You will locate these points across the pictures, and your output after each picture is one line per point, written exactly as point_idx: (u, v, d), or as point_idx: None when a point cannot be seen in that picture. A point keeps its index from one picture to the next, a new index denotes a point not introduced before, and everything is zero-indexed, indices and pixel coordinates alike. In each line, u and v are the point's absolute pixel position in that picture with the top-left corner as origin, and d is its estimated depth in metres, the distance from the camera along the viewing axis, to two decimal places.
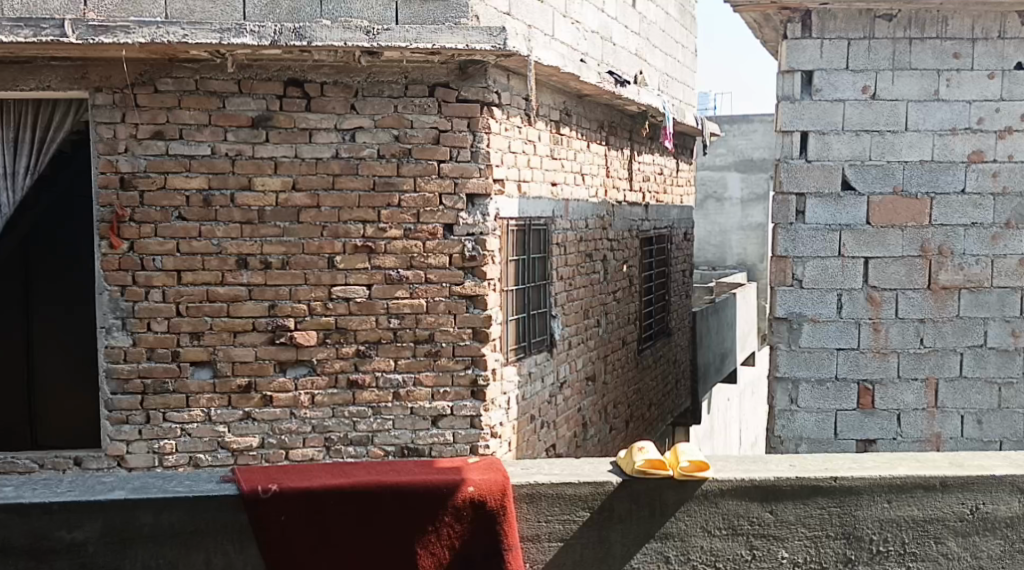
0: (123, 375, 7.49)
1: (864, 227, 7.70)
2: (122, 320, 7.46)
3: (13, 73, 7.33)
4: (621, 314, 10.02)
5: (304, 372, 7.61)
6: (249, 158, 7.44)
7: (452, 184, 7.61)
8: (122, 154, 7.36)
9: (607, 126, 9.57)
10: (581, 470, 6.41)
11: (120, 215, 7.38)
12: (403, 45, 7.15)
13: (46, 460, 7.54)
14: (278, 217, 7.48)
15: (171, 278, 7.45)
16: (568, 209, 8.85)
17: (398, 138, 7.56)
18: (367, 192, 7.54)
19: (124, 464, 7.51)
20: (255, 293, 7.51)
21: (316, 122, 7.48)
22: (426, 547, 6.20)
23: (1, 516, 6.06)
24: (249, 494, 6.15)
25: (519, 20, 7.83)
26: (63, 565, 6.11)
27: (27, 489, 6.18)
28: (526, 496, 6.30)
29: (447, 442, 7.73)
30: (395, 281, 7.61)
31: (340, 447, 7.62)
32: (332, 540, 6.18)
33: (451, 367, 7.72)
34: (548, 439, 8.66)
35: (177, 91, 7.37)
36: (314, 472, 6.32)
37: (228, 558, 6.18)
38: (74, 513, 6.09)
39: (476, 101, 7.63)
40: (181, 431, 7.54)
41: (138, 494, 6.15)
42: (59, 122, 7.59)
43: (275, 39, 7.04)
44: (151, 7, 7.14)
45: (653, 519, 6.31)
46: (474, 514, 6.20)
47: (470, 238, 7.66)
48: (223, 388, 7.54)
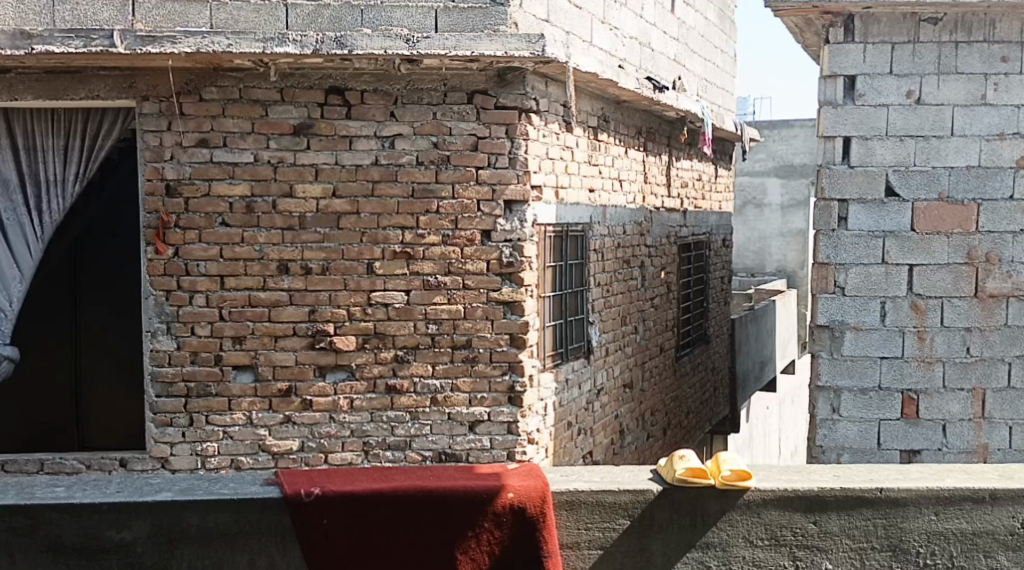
0: (168, 378, 7.71)
1: (909, 234, 7.88)
2: (167, 324, 7.69)
3: (64, 82, 7.59)
4: (659, 321, 10.12)
5: (343, 376, 7.80)
6: (291, 165, 7.65)
7: (490, 191, 7.78)
8: (168, 161, 7.59)
9: (646, 132, 9.65)
10: (621, 478, 6.53)
11: (165, 221, 7.62)
12: (443, 53, 7.25)
13: (93, 461, 7.77)
14: (318, 224, 7.68)
15: (214, 282, 7.67)
16: (606, 216, 8.96)
17: (436, 145, 7.73)
18: (406, 199, 7.72)
19: (167, 466, 7.72)
20: (296, 298, 7.71)
21: (356, 129, 7.67)
22: (467, 552, 6.35)
23: (53, 514, 6.23)
24: (293, 496, 6.29)
25: (558, 26, 8.09)
26: (113, 565, 6.26)
27: (78, 489, 6.35)
28: (566, 503, 6.42)
29: (484, 447, 7.90)
30: (433, 287, 7.79)
31: (378, 452, 7.79)
32: (374, 543, 6.32)
33: (488, 373, 7.88)
34: (585, 447, 8.76)
35: (222, 100, 7.59)
36: (356, 476, 6.47)
37: (271, 560, 6.30)
38: (123, 514, 6.24)
39: (515, 108, 7.80)
40: (224, 433, 7.75)
41: (185, 496, 6.29)
42: (107, 130, 7.79)
43: (317, 49, 7.17)
44: (197, 17, 7.45)
45: (695, 529, 6.42)
46: (514, 519, 6.33)
47: (508, 244, 7.83)
48: (264, 392, 7.75)
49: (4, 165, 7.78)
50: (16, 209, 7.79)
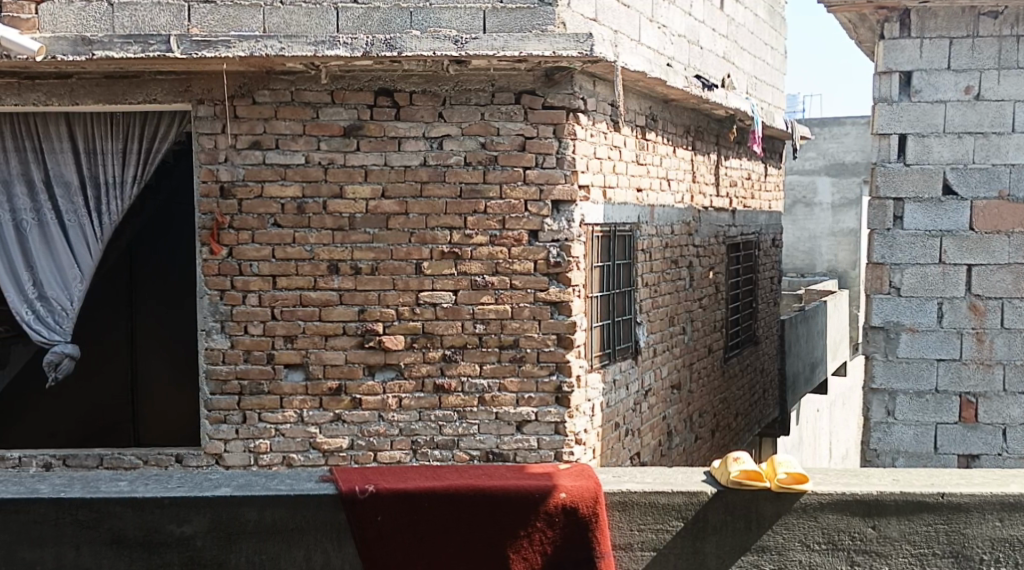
0: (221, 377, 7.89)
1: (967, 233, 7.84)
2: (220, 323, 7.86)
3: (122, 87, 7.76)
4: (707, 322, 10.12)
5: (392, 375, 7.94)
6: (341, 166, 7.79)
7: (537, 191, 7.88)
8: (222, 163, 7.77)
9: (693, 131, 9.66)
10: (674, 479, 6.53)
11: (220, 222, 7.80)
12: (491, 53, 7.35)
13: (149, 456, 7.98)
14: (367, 224, 7.83)
15: (267, 282, 7.84)
16: (653, 215, 9.02)
17: (484, 146, 7.85)
18: (454, 200, 7.84)
19: (220, 463, 7.91)
20: (346, 297, 7.86)
21: (405, 130, 7.80)
22: (519, 552, 6.38)
23: (117, 508, 6.35)
24: (347, 493, 6.37)
25: (606, 26, 8.18)
26: (174, 558, 6.37)
27: (140, 483, 6.47)
28: (618, 504, 6.42)
29: (532, 447, 8.00)
30: (480, 287, 7.90)
31: (425, 450, 7.92)
32: (427, 542, 6.38)
33: (535, 373, 7.98)
34: (632, 448, 8.83)
35: (274, 103, 7.76)
36: (409, 474, 6.53)
37: (326, 557, 6.39)
38: (184, 508, 6.36)
39: (562, 108, 7.89)
40: (275, 430, 7.92)
41: (244, 491, 6.39)
42: (164, 133, 8.02)
43: (366, 51, 7.29)
44: (250, 22, 7.64)
45: (750, 532, 6.40)
46: (566, 519, 6.35)
47: (555, 244, 7.92)
48: (315, 390, 7.92)
49: (66, 168, 8.08)
50: (77, 210, 8.09)
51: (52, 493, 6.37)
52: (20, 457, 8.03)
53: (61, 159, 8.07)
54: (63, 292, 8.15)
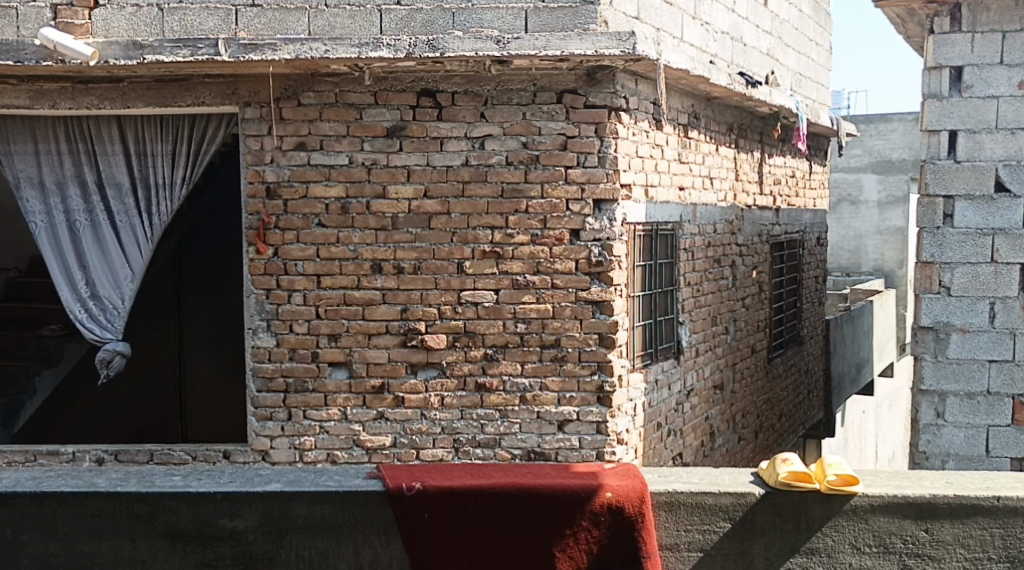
0: (268, 374, 8.04)
1: (1020, 231, 7.88)
2: (267, 322, 8.01)
3: (172, 90, 7.95)
4: (751, 322, 10.06)
5: (434, 373, 8.04)
6: (384, 166, 7.89)
7: (579, 190, 7.91)
8: (269, 164, 7.92)
9: (737, 128, 9.65)
10: (721, 479, 6.61)
11: (266, 222, 7.94)
12: (533, 53, 7.39)
13: (197, 453, 8.15)
14: (410, 224, 7.92)
15: (312, 281, 7.97)
16: (696, 214, 9.01)
17: (526, 145, 7.91)
18: (495, 199, 7.91)
19: (267, 459, 8.06)
20: (389, 297, 7.97)
21: (447, 130, 7.89)
22: (564, 551, 6.46)
23: (171, 501, 6.46)
24: (394, 490, 6.43)
25: (648, 23, 8.19)
26: (226, 552, 6.46)
27: (194, 478, 6.57)
28: (664, 504, 6.52)
29: (574, 447, 8.03)
30: (522, 286, 7.97)
31: (468, 449, 8.00)
32: (473, 539, 6.46)
33: (577, 372, 8.02)
34: (675, 448, 8.83)
35: (319, 104, 7.88)
36: (456, 471, 6.58)
37: (374, 553, 6.46)
38: (235, 503, 6.45)
39: (604, 106, 7.92)
40: (320, 428, 8.04)
41: (293, 487, 6.46)
42: (212, 134, 8.13)
43: (409, 52, 7.37)
44: (296, 25, 7.75)
45: (798, 535, 6.50)
46: (612, 519, 6.45)
47: (597, 243, 7.95)
48: (358, 388, 8.03)
49: (117, 169, 8.23)
50: (128, 211, 8.25)
51: (109, 487, 6.49)
52: (74, 453, 8.20)
53: (113, 161, 8.23)
54: (115, 291, 8.32)
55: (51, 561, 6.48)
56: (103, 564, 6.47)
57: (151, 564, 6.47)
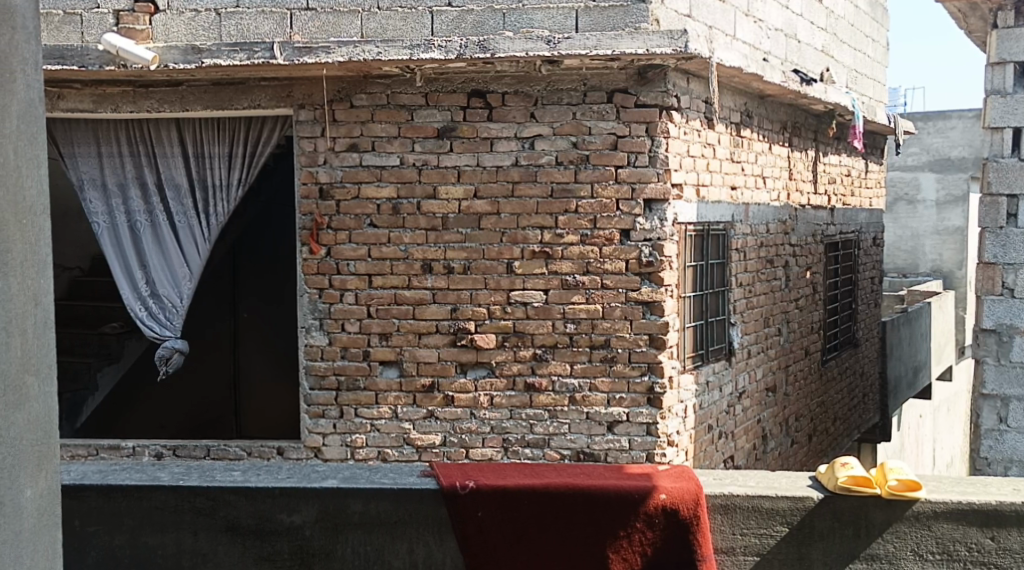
0: (320, 373, 8.30)
1: None
2: (320, 320, 8.26)
3: (229, 93, 8.23)
4: (805, 323, 10.22)
5: (484, 373, 8.23)
6: (434, 167, 8.11)
7: (630, 190, 8.07)
8: (321, 166, 8.17)
9: (790, 127, 9.81)
10: (778, 484, 6.55)
11: (319, 223, 8.19)
12: (584, 52, 7.54)
13: (252, 449, 8.43)
14: (460, 224, 8.13)
15: (363, 281, 8.20)
16: (748, 214, 9.16)
17: (576, 145, 8.08)
18: (545, 199, 8.09)
19: (319, 455, 8.33)
20: (439, 297, 8.17)
21: (497, 130, 8.08)
22: (619, 552, 6.40)
23: (230, 496, 6.42)
24: (448, 488, 6.36)
25: (701, 21, 8.34)
26: (284, 548, 6.42)
27: (252, 473, 6.53)
28: (720, 507, 6.45)
29: (623, 448, 8.21)
30: (571, 286, 8.13)
31: (516, 448, 8.20)
32: (527, 539, 6.38)
33: (627, 373, 8.18)
34: (725, 451, 8.98)
35: (370, 106, 8.11)
36: (509, 471, 6.53)
37: (429, 550, 6.39)
38: (293, 498, 6.41)
39: (655, 106, 8.06)
40: (371, 426, 8.29)
41: (349, 483, 6.42)
42: (268, 136, 8.41)
43: (460, 53, 7.57)
44: (350, 27, 7.99)
45: (858, 541, 6.43)
46: (666, 520, 6.38)
47: (647, 244, 8.09)
48: (409, 387, 8.26)
49: (176, 171, 8.53)
50: (187, 212, 8.55)
51: (172, 481, 6.46)
52: (134, 448, 8.50)
53: (172, 162, 8.53)
54: (173, 290, 8.62)
55: (116, 554, 6.44)
56: (165, 557, 6.43)
57: (212, 558, 6.43)
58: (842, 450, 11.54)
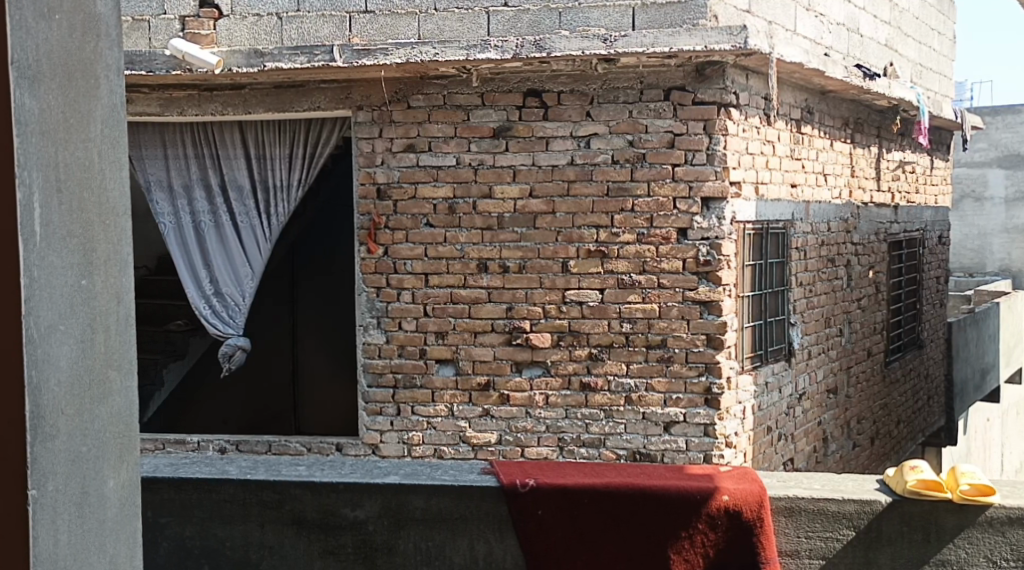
0: (378, 370, 9.20)
1: None
2: (377, 319, 9.18)
3: (291, 95, 9.21)
4: (867, 324, 11.13)
5: (539, 372, 9.08)
6: (490, 167, 8.97)
7: (686, 188, 8.85)
8: (380, 166, 9.07)
9: (852, 123, 10.63)
10: (845, 486, 6.46)
11: (376, 223, 9.10)
12: (641, 49, 8.41)
13: (312, 445, 9.38)
14: (516, 223, 8.98)
15: (420, 280, 9.10)
16: (809, 212, 10.04)
17: (632, 144, 8.87)
18: (601, 198, 8.90)
19: (377, 451, 9.27)
20: (495, 296, 9.04)
21: (553, 130, 8.92)
22: (680, 552, 6.34)
23: (297, 491, 6.40)
24: (509, 487, 6.33)
25: (760, 17, 9.05)
26: (349, 543, 6.40)
27: (317, 468, 6.52)
28: (784, 509, 6.38)
29: (680, 448, 9.01)
30: (627, 286, 8.92)
31: (572, 447, 9.04)
32: (587, 539, 6.35)
33: (684, 374, 8.95)
34: (785, 452, 9.82)
35: (428, 107, 9.01)
36: (569, 470, 6.52)
37: (489, 547, 6.35)
38: (356, 493, 6.37)
39: (714, 103, 8.84)
40: (428, 423, 9.19)
41: (411, 480, 6.39)
42: (326, 137, 9.40)
43: (516, 52, 8.46)
44: (407, 30, 8.85)
45: (927, 545, 6.31)
46: (729, 522, 6.32)
47: (705, 243, 8.86)
48: (465, 386, 9.13)
49: (238, 172, 9.58)
50: (249, 212, 9.60)
51: (241, 474, 6.46)
52: (199, 442, 9.52)
53: (235, 165, 9.58)
54: (236, 288, 9.69)
55: (186, 545, 6.46)
56: (234, 549, 6.45)
57: (279, 550, 6.43)
58: (905, 453, 12.39)
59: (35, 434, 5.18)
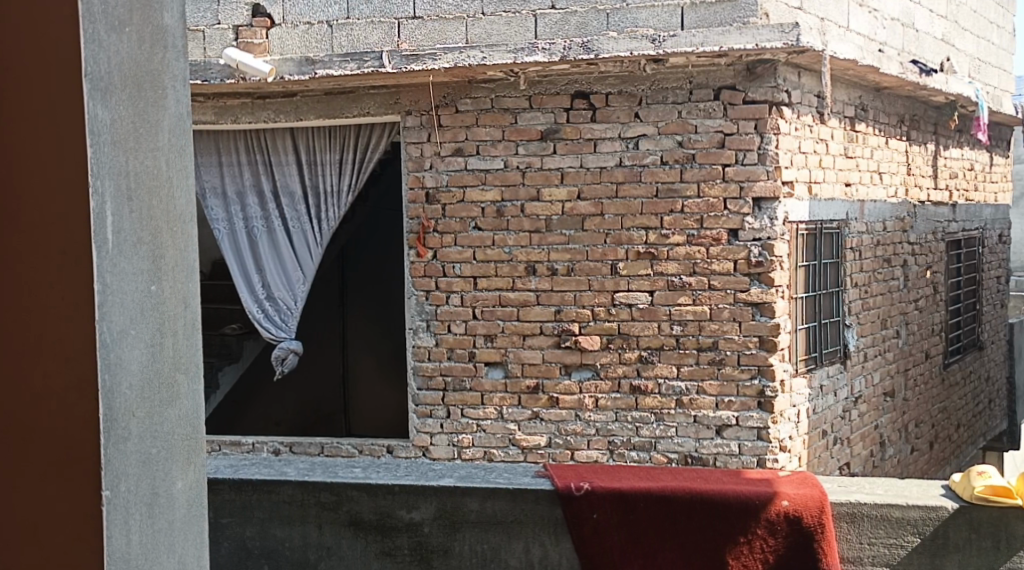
0: (428, 373, 9.52)
1: None
2: (427, 322, 9.50)
3: (342, 102, 9.60)
4: (925, 325, 11.28)
5: (588, 375, 9.30)
6: (538, 170, 9.24)
7: (738, 188, 9.01)
8: (427, 170, 9.40)
9: (908, 120, 10.83)
10: (910, 493, 6.61)
11: (426, 226, 9.42)
12: (690, 49, 8.72)
13: (364, 446, 9.76)
14: (564, 225, 9.23)
15: (468, 283, 9.41)
16: (864, 211, 10.20)
17: (681, 144, 9.07)
18: (651, 199, 9.11)
19: (428, 454, 9.58)
20: (543, 298, 9.30)
21: (601, 132, 9.15)
22: (738, 558, 6.56)
23: (354, 492, 6.84)
24: (564, 490, 6.65)
25: (813, 15, 9.22)
26: (404, 543, 6.81)
27: (372, 471, 6.97)
28: (846, 515, 6.56)
29: (733, 452, 9.14)
30: (677, 287, 9.12)
31: (623, 451, 9.24)
32: (643, 542, 6.61)
33: (736, 376, 9.11)
34: (841, 457, 9.96)
35: (475, 110, 9.31)
36: (624, 474, 6.80)
37: (545, 551, 6.68)
38: (412, 495, 6.79)
39: (765, 102, 8.99)
40: (477, 426, 9.48)
41: (466, 483, 6.77)
42: (376, 143, 9.70)
43: (564, 54, 8.78)
44: (455, 34, 9.18)
45: (998, 554, 6.39)
46: (789, 528, 6.52)
47: (757, 243, 9.02)
48: (513, 388, 9.41)
49: (290, 178, 9.95)
50: (301, 217, 9.96)
51: (298, 476, 6.92)
52: (254, 444, 9.96)
53: (288, 171, 9.95)
54: (288, 292, 10.06)
55: (247, 544, 6.94)
56: (293, 549, 6.90)
57: (337, 550, 6.86)
58: (967, 457, 12.52)
59: (107, 436, 5.28)
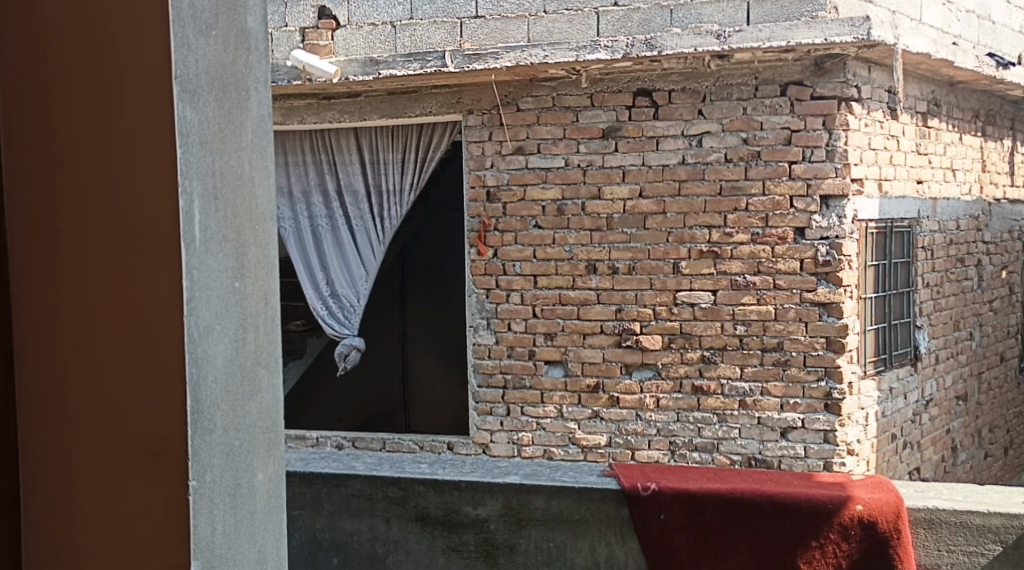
0: (488, 370, 10.25)
1: None
2: (487, 320, 10.21)
3: (405, 102, 10.36)
4: (999, 327, 11.63)
5: (650, 374, 9.89)
6: (599, 168, 9.85)
7: (804, 186, 9.46)
8: (488, 169, 10.10)
9: (983, 115, 11.12)
10: (991, 500, 6.66)
11: (486, 225, 10.13)
12: (757, 43, 8.98)
13: (424, 443, 10.60)
14: (626, 224, 9.82)
15: (529, 281, 10.07)
16: (936, 209, 10.55)
17: (745, 141, 9.57)
18: (713, 198, 9.63)
19: (489, 451, 10.32)
20: (603, 296, 9.91)
21: (663, 128, 9.72)
22: (809, 562, 6.72)
23: (422, 487, 7.15)
24: (630, 490, 6.88)
25: (882, 8, 9.57)
26: (471, 538, 7.08)
27: (439, 467, 7.28)
28: (924, 521, 6.64)
29: (799, 455, 9.60)
30: (741, 286, 9.62)
31: (685, 452, 9.80)
32: (711, 544, 6.81)
33: (802, 378, 9.56)
34: (910, 461, 10.31)
35: (537, 108, 9.98)
36: (690, 475, 7.02)
37: (610, 550, 6.91)
38: (478, 491, 7.06)
39: (833, 97, 9.44)
40: (537, 424, 10.16)
41: (531, 480, 7.03)
42: (437, 142, 10.42)
43: (626, 51, 9.23)
44: (517, 32, 9.88)
45: None
46: (862, 532, 6.65)
47: (825, 243, 9.43)
48: (574, 387, 10.06)
49: (354, 178, 10.74)
50: (363, 215, 10.73)
51: (367, 471, 7.26)
52: (318, 438, 10.89)
53: (351, 170, 10.75)
54: (350, 290, 10.80)
55: (317, 536, 7.29)
56: (362, 542, 7.23)
57: (404, 544, 7.17)
58: None
59: (195, 426, 4.84)
